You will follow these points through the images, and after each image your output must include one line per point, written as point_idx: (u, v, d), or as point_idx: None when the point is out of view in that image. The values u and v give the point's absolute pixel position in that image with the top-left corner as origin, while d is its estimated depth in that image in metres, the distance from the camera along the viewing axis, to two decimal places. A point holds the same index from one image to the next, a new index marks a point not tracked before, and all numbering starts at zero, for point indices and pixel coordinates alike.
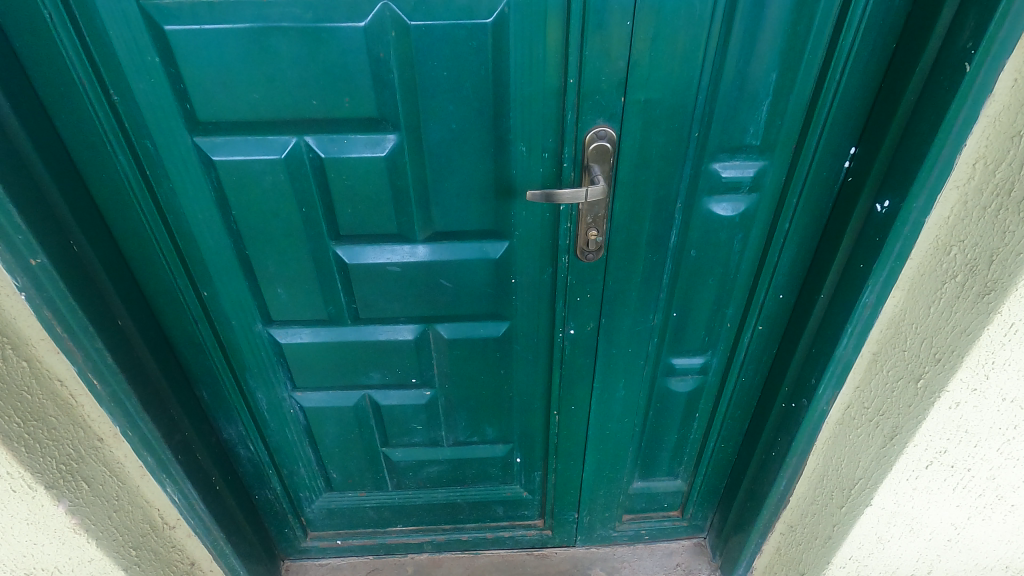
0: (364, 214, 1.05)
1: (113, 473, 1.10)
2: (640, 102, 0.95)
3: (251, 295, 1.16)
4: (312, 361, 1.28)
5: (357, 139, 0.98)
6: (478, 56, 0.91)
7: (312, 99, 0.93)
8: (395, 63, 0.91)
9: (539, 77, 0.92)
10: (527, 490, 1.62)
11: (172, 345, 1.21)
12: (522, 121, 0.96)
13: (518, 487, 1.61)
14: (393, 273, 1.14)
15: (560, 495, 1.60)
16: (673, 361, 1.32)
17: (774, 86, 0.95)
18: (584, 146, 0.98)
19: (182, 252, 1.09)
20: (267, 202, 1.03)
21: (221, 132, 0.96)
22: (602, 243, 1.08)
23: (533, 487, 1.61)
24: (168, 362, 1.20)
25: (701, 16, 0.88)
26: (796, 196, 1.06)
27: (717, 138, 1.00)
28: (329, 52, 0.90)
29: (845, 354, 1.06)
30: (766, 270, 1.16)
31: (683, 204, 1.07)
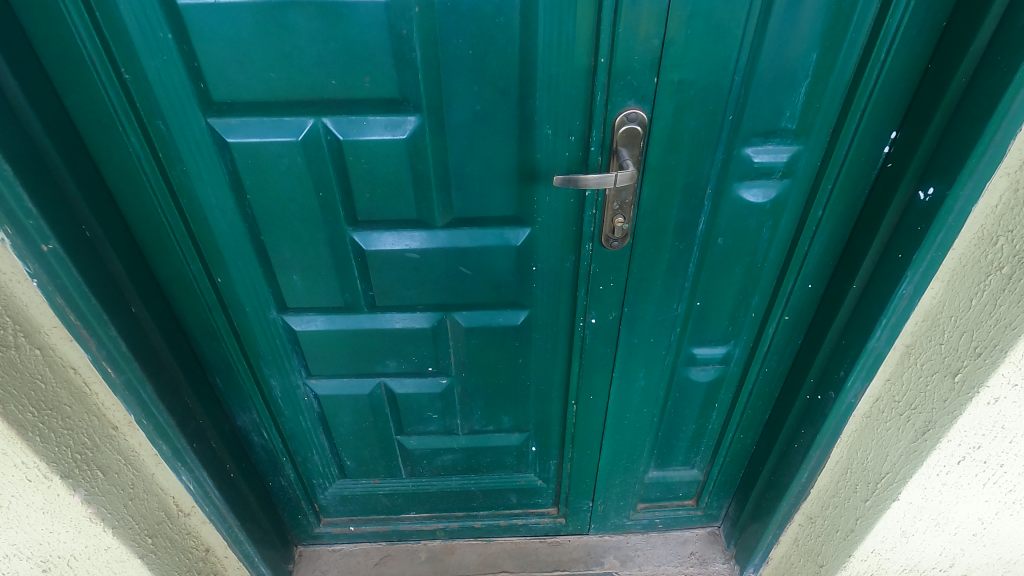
0: (382, 199, 1.02)
1: (128, 461, 1.09)
2: (674, 83, 0.90)
3: (266, 281, 1.13)
4: (327, 348, 1.26)
5: (377, 120, 0.94)
6: (505, 34, 0.86)
7: (330, 78, 0.89)
8: (418, 41, 0.86)
9: (568, 56, 0.88)
10: (541, 479, 1.61)
11: (186, 332, 1.18)
12: (549, 102, 0.92)
13: (533, 476, 1.60)
14: (411, 260, 1.11)
15: (574, 484, 1.60)
16: (694, 350, 1.30)
17: (814, 66, 0.91)
18: (613, 129, 0.94)
19: (195, 236, 1.05)
20: (283, 186, 1.00)
21: (235, 113, 0.92)
22: (628, 230, 1.04)
23: (547, 476, 1.60)
24: (184, 349, 1.17)
25: None
26: (831, 182, 1.02)
27: (751, 121, 0.96)
28: (349, 29, 0.85)
29: (877, 346, 1.04)
30: (795, 258, 1.12)
31: (712, 190, 1.04)
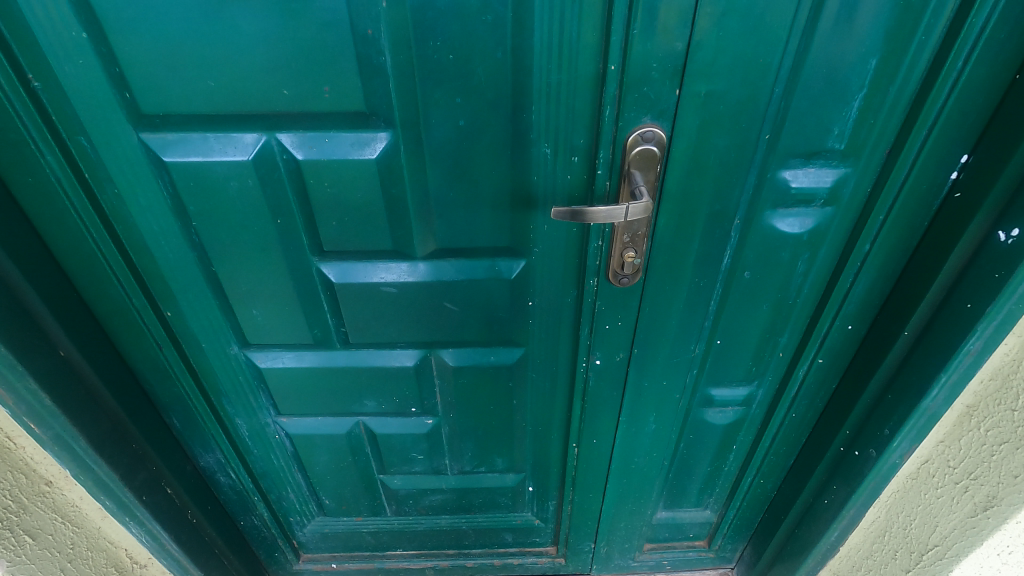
0: (351, 227, 0.87)
1: (66, 517, 0.99)
2: (699, 96, 0.74)
3: (222, 316, 0.99)
4: (298, 386, 1.12)
5: (342, 137, 0.78)
6: (494, 35, 0.70)
7: (282, 87, 0.73)
8: (387, 42, 0.70)
9: (571, 63, 0.72)
10: (539, 518, 1.47)
11: (132, 369, 1.03)
12: (548, 117, 0.76)
13: (530, 515, 1.46)
14: (388, 294, 0.96)
15: (575, 525, 1.45)
16: (712, 391, 1.15)
17: (871, 74, 0.74)
18: (624, 151, 0.77)
19: (135, 266, 0.91)
20: (234, 212, 0.85)
21: (171, 128, 0.77)
22: (639, 265, 0.89)
23: (545, 516, 1.46)
24: (132, 389, 1.03)
25: None
26: (884, 212, 0.85)
27: (790, 139, 0.79)
28: (302, 28, 0.69)
29: (933, 406, 0.89)
30: (835, 297, 0.96)
31: (741, 219, 0.88)
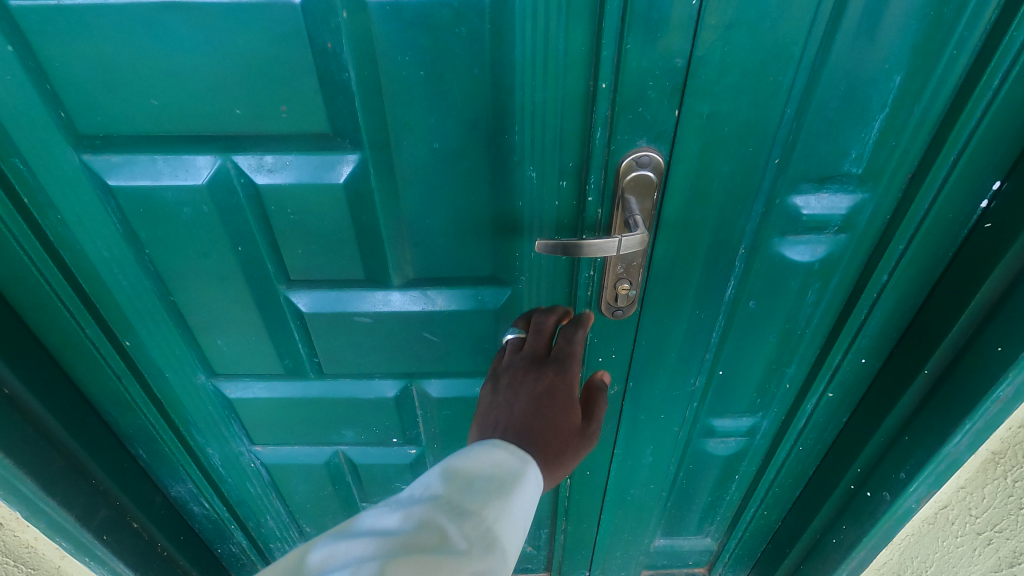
0: (319, 255, 0.80)
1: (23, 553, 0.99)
2: (701, 117, 0.66)
3: (185, 346, 0.92)
4: (271, 417, 1.05)
5: (304, 160, 0.71)
6: (469, 48, 0.63)
7: (234, 106, 0.66)
8: (349, 56, 0.63)
9: (557, 81, 0.64)
10: (532, 546, 1.40)
11: (90, 401, 0.96)
12: (532, 140, 0.68)
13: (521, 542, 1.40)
14: (362, 324, 0.89)
15: (569, 554, 1.38)
16: (713, 422, 1.08)
17: (895, 93, 0.66)
18: (617, 177, 0.70)
19: (87, 295, 0.84)
20: (190, 240, 0.78)
21: (114, 150, 0.70)
22: (635, 297, 0.81)
23: (537, 543, 1.39)
24: (90, 422, 0.96)
25: None
26: (904, 241, 0.78)
27: (803, 163, 0.71)
28: (252, 40, 0.61)
29: (954, 452, 0.82)
30: (848, 329, 0.88)
31: (747, 248, 0.80)
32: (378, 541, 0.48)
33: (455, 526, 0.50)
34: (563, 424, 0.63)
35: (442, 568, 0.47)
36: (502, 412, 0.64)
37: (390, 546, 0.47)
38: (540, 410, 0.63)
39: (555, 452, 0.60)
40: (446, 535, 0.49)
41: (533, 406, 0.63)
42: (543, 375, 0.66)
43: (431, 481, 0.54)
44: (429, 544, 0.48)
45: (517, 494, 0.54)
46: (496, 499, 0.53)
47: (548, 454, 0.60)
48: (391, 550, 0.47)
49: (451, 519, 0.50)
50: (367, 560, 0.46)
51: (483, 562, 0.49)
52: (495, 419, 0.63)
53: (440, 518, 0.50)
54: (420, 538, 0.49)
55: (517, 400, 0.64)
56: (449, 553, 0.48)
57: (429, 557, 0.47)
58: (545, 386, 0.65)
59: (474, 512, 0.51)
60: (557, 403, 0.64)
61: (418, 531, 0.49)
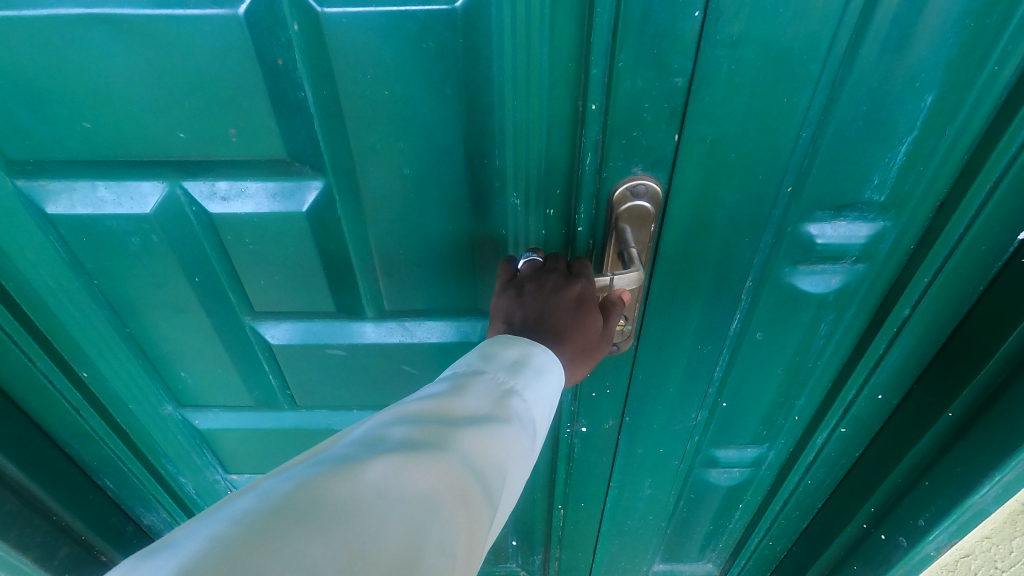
0: (284, 286, 0.73)
1: None
2: (705, 142, 0.58)
3: (146, 379, 0.85)
4: (245, 447, 0.99)
5: (261, 188, 0.64)
6: (439, 65, 0.55)
7: (179, 130, 0.59)
8: (304, 73, 0.55)
9: (541, 101, 0.56)
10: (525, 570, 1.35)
11: (49, 433, 0.90)
12: (514, 165, 0.61)
13: (515, 566, 1.35)
14: (336, 356, 0.82)
15: None
16: (715, 453, 1.01)
17: (925, 114, 0.58)
18: (610, 206, 0.62)
19: (36, 326, 0.77)
20: (142, 271, 0.71)
21: (49, 175, 0.63)
22: (631, 331, 0.74)
23: (531, 568, 1.34)
24: (49, 454, 0.90)
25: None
26: (929, 275, 0.70)
27: (818, 190, 0.64)
28: (192, 57, 0.54)
29: (979, 502, 0.77)
30: (865, 365, 0.81)
31: (754, 280, 0.73)
32: (431, 406, 0.48)
33: (506, 400, 0.51)
34: (594, 332, 0.61)
35: (500, 431, 0.48)
36: (533, 309, 0.60)
37: (444, 412, 0.48)
38: (576, 318, 0.59)
39: (580, 354, 0.61)
40: (496, 405, 0.50)
41: (568, 311, 0.59)
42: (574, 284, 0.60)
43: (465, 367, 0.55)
44: (480, 413, 0.49)
45: (550, 382, 0.56)
46: (536, 380, 0.55)
47: (576, 352, 0.61)
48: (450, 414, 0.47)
49: (497, 393, 0.52)
50: (426, 419, 0.46)
51: (524, 436, 0.51)
52: (522, 315, 0.60)
53: (485, 392, 0.52)
54: (472, 407, 0.49)
55: (550, 301, 0.59)
56: (501, 422, 0.49)
57: (485, 423, 0.48)
58: (578, 293, 0.60)
59: (518, 390, 0.53)
60: (590, 312, 0.60)
61: (468, 403, 0.50)
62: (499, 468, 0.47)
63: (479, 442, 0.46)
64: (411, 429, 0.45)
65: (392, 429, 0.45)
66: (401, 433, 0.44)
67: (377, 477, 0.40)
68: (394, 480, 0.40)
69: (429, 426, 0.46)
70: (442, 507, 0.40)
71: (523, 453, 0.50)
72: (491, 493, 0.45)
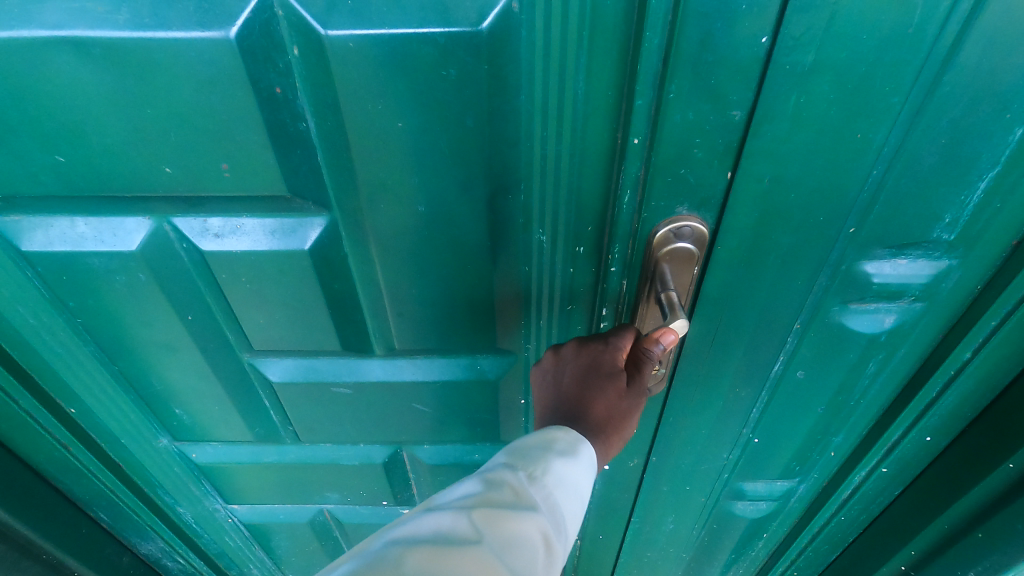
0: (286, 324, 0.67)
1: None
2: (762, 181, 0.51)
3: (138, 415, 0.80)
4: (245, 480, 0.93)
5: (258, 225, 0.57)
6: (460, 95, 0.48)
7: (165, 163, 0.52)
8: (306, 103, 0.49)
9: (576, 136, 0.50)
10: None
11: (37, 469, 0.86)
12: (542, 202, 0.55)
13: None
14: (342, 394, 0.76)
15: None
16: (743, 486, 0.94)
17: (1014, 149, 0.51)
18: (648, 246, 0.56)
19: (18, 364, 0.72)
20: (129, 309, 0.65)
21: (22, 211, 0.57)
22: (665, 374, 0.68)
23: None
24: (37, 492, 0.86)
25: (920, 20, 0.42)
26: (997, 318, 0.63)
27: (881, 229, 0.57)
28: (177, 86, 0.47)
29: None
30: (916, 408, 0.74)
31: (802, 323, 0.66)
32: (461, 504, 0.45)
33: (537, 490, 0.47)
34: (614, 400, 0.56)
35: (532, 528, 0.44)
36: (551, 390, 0.59)
37: (470, 507, 0.44)
38: (582, 389, 0.56)
39: (602, 427, 0.56)
40: (524, 496, 0.46)
41: (575, 386, 0.56)
42: (584, 356, 0.57)
43: (495, 460, 0.51)
44: (501, 505, 0.45)
45: (584, 462, 0.51)
46: (568, 463, 0.50)
47: (597, 427, 0.56)
48: (479, 510, 0.44)
49: (526, 482, 0.48)
50: (447, 518, 0.43)
51: (552, 525, 0.46)
52: (544, 401, 0.60)
53: (506, 481, 0.48)
54: (502, 501, 0.46)
55: (564, 377, 0.58)
56: (525, 513, 0.45)
57: (512, 516, 0.44)
58: (589, 363, 0.57)
59: (547, 476, 0.48)
60: (603, 379, 0.55)
61: (498, 496, 0.46)
62: (528, 567, 0.42)
63: (511, 542, 0.43)
64: (432, 532, 0.42)
65: (414, 533, 0.42)
66: (417, 539, 0.41)
67: None
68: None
69: (448, 528, 0.42)
70: None
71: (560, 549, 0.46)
72: None
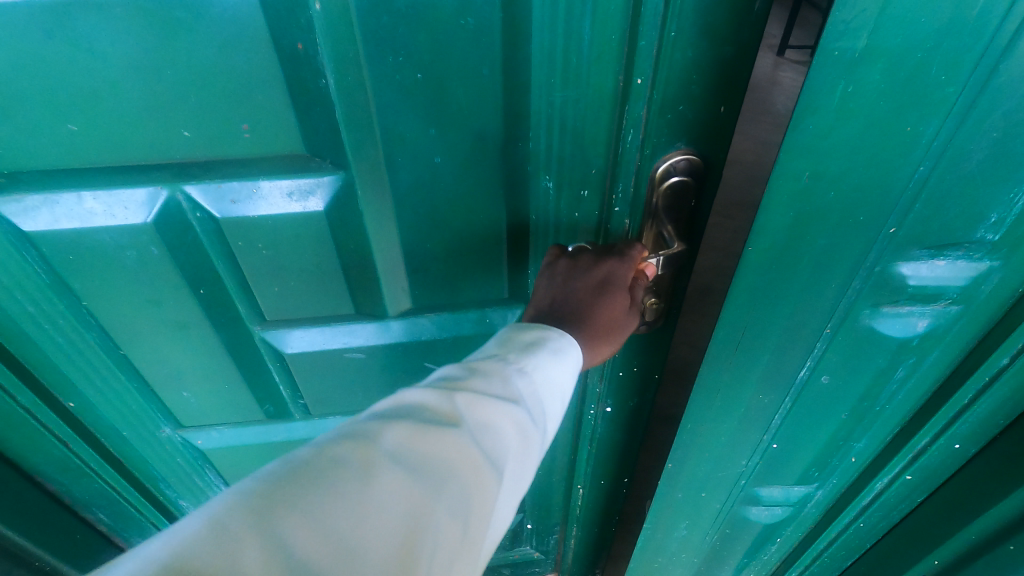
0: (300, 293, 0.66)
1: None
2: (800, 178, 0.49)
3: (142, 401, 0.78)
4: (250, 464, 0.92)
5: (274, 188, 0.56)
6: (478, 45, 0.48)
7: (184, 127, 0.52)
8: (328, 60, 0.47)
9: (583, 82, 0.49)
10: (538, 552, 1.23)
11: (29, 474, 0.84)
12: (550, 148, 0.54)
13: (527, 550, 1.23)
14: (355, 359, 0.75)
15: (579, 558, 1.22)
16: (758, 491, 0.91)
17: None
18: (651, 188, 0.53)
19: (14, 358, 0.70)
20: (139, 286, 0.63)
21: (25, 189, 0.54)
22: (665, 310, 0.61)
23: (544, 550, 1.22)
24: (26, 496, 0.84)
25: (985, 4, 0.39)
26: None
27: (921, 229, 0.55)
28: (199, 44, 0.47)
29: None
30: (944, 414, 0.71)
31: (833, 328, 0.64)
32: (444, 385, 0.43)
33: (521, 380, 0.46)
34: (620, 312, 0.54)
35: (513, 416, 0.43)
36: (555, 292, 0.55)
37: (454, 388, 0.42)
38: (596, 298, 0.53)
39: (599, 336, 0.54)
40: (508, 385, 0.45)
41: (591, 294, 0.53)
42: (604, 265, 0.54)
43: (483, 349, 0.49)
44: (485, 390, 0.43)
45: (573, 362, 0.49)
46: (555, 359, 0.48)
47: (595, 335, 0.53)
48: (461, 393, 0.42)
49: (511, 371, 0.46)
50: (428, 395, 0.41)
51: (536, 419, 0.45)
52: (542, 298, 0.55)
53: (490, 369, 0.46)
54: (486, 387, 0.44)
55: (574, 281, 0.54)
56: (508, 400, 0.43)
57: (494, 401, 0.42)
58: (606, 272, 0.54)
59: (534, 369, 0.47)
60: (618, 292, 0.53)
61: (482, 383, 0.44)
62: (506, 453, 0.41)
63: (491, 427, 0.41)
64: (412, 406, 0.40)
65: (396, 406, 0.40)
66: (398, 414, 0.39)
67: (370, 463, 0.35)
68: (387, 473, 0.35)
69: (429, 404, 0.40)
70: (443, 504, 0.36)
71: (538, 442, 0.44)
72: (496, 483, 0.39)
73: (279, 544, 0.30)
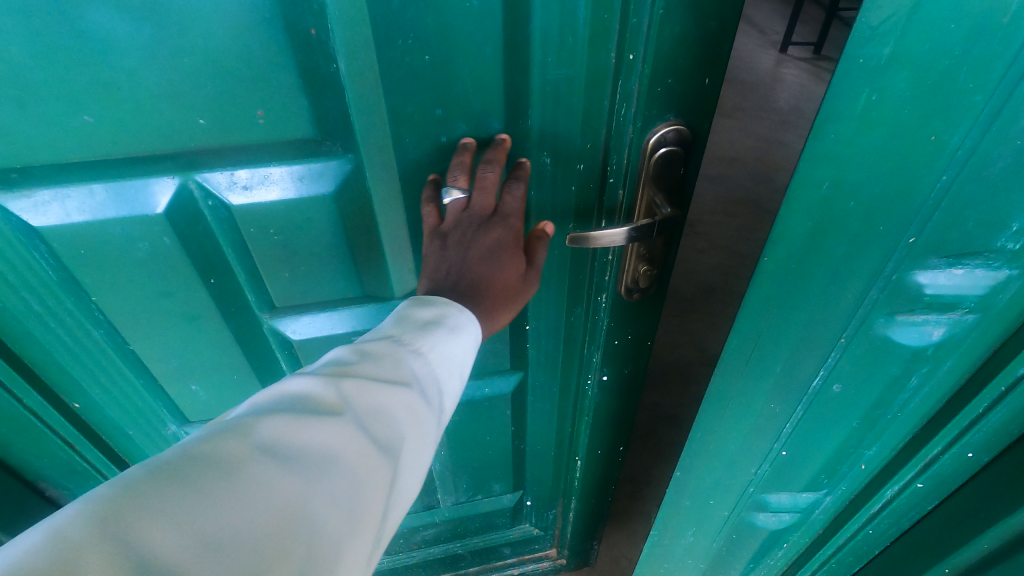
0: (310, 276, 0.67)
1: None
2: (820, 185, 0.53)
3: (149, 396, 0.78)
4: None
5: (284, 172, 0.58)
6: (480, 26, 0.52)
7: (198, 115, 0.53)
8: (338, 43, 0.50)
9: (575, 59, 0.53)
10: (539, 528, 1.26)
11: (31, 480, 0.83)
12: (548, 121, 0.58)
13: (528, 526, 1.25)
14: None
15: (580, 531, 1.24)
16: (766, 498, 0.90)
17: None
18: (642, 157, 0.56)
19: (20, 361, 0.69)
20: (148, 281, 0.63)
21: (36, 185, 0.54)
22: (658, 274, 0.67)
23: (546, 524, 1.24)
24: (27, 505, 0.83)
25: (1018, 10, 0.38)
26: None
27: (939, 236, 0.51)
28: (214, 31, 0.49)
29: None
30: None
31: (848, 339, 0.64)
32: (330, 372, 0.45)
33: (411, 363, 0.49)
34: (514, 275, 0.57)
35: (399, 396, 0.46)
36: (448, 261, 0.56)
37: (338, 375, 0.45)
38: (486, 263, 0.55)
39: (500, 303, 0.56)
40: (397, 369, 0.48)
41: (480, 258, 0.55)
42: (493, 229, 0.56)
43: (376, 331, 0.52)
44: (371, 376, 0.46)
45: (466, 341, 0.53)
46: (447, 339, 0.51)
47: (493, 302, 0.56)
48: (344, 380, 0.44)
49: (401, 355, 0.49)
50: (310, 383, 0.44)
51: (426, 399, 0.48)
52: (435, 270, 0.57)
53: (381, 354, 0.49)
54: (373, 372, 0.46)
55: (465, 248, 0.56)
56: (395, 385, 0.46)
57: (380, 385, 0.45)
58: (494, 237, 0.56)
59: (424, 352, 0.50)
60: (507, 254, 0.56)
61: (370, 368, 0.47)
62: (394, 432, 0.45)
63: (376, 411, 0.44)
64: (293, 396, 0.43)
65: (276, 398, 0.42)
66: (276, 405, 0.41)
67: (244, 455, 0.38)
68: (259, 461, 0.38)
69: (310, 393, 0.43)
70: (324, 486, 0.39)
71: (428, 418, 0.48)
72: (382, 462, 0.43)
73: (142, 536, 0.33)
